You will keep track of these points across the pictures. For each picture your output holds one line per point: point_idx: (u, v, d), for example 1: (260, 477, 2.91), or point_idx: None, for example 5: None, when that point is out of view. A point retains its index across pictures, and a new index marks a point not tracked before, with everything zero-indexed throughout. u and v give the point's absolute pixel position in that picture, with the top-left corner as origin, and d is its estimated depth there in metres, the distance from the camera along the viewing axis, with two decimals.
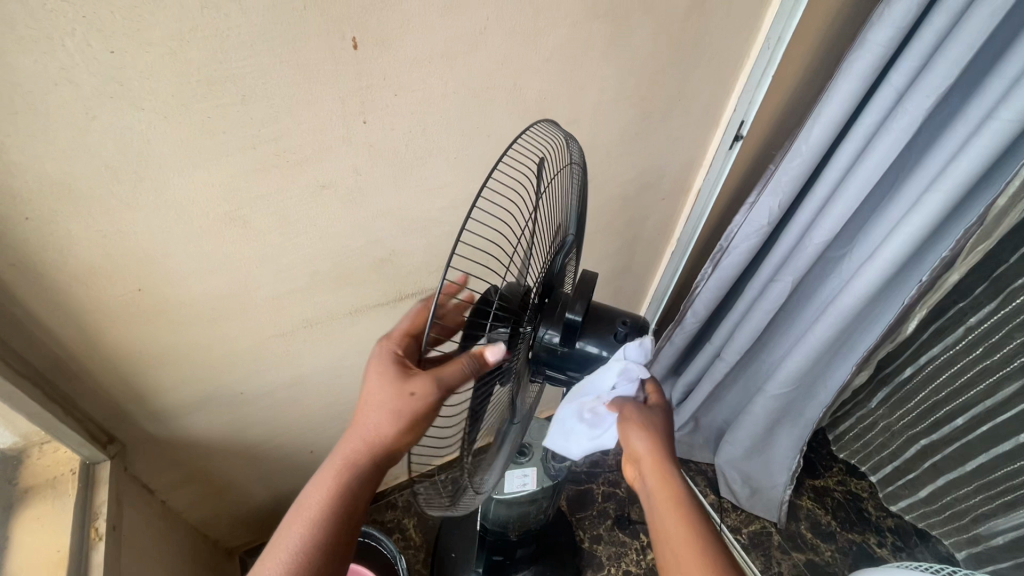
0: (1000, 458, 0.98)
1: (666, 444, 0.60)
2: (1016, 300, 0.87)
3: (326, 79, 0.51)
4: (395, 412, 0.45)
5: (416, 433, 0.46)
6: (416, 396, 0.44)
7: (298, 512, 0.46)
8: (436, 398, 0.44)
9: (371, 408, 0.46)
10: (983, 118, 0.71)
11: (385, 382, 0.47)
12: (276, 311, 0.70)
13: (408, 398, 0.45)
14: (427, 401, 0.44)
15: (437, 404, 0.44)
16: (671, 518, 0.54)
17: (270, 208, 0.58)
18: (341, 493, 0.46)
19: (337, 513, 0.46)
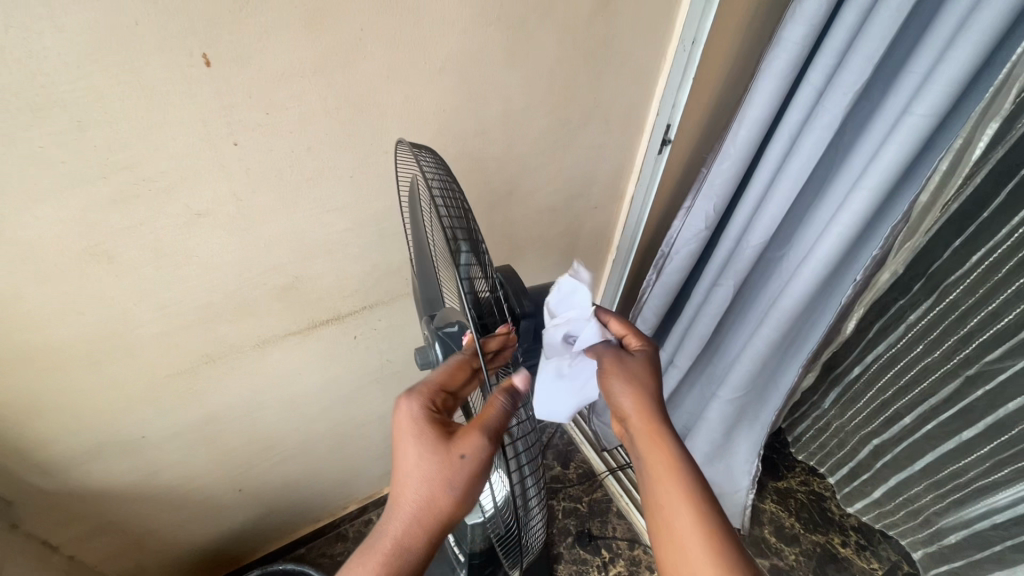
0: (945, 455, 0.98)
1: (651, 389, 0.57)
2: (949, 297, 0.86)
3: (182, 100, 0.47)
4: (450, 479, 0.47)
5: (467, 497, 0.48)
6: (466, 455, 0.46)
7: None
8: (484, 455, 0.46)
9: (421, 475, 0.48)
10: (900, 114, 0.70)
11: (428, 444, 0.48)
12: (169, 349, 0.65)
13: (459, 464, 0.47)
14: (480, 465, 0.47)
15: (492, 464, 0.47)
16: (663, 470, 0.52)
17: (139, 240, 0.53)
18: (398, 561, 0.47)
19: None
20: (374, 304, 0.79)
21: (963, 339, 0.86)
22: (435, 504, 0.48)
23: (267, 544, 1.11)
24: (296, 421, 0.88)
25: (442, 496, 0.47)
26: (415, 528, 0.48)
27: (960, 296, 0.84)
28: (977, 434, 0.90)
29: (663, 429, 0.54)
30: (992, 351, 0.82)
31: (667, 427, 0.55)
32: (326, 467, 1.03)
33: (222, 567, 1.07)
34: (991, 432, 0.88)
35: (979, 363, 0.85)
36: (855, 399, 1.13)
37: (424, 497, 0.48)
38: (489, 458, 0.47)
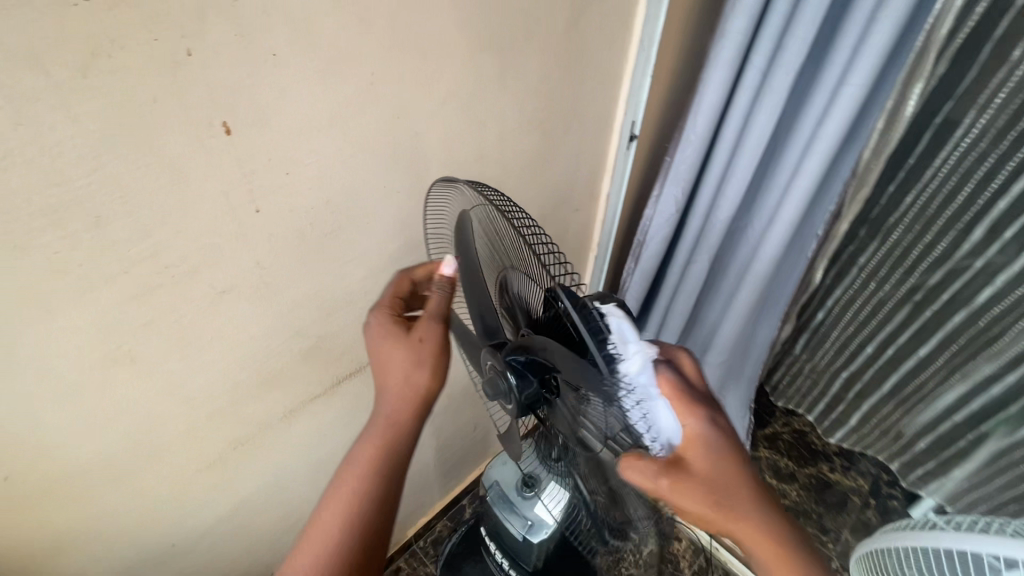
0: (906, 374, 1.09)
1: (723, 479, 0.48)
2: (893, 235, 0.98)
3: (203, 175, 0.43)
4: (416, 361, 0.53)
5: (436, 375, 0.54)
6: (425, 338, 0.54)
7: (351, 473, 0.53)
8: (439, 333, 0.54)
9: (390, 366, 0.54)
10: (837, 84, 0.79)
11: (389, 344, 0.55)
12: (197, 443, 0.59)
13: (419, 347, 0.54)
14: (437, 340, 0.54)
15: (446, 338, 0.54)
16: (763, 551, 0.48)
17: (162, 333, 0.49)
18: (387, 446, 0.53)
19: (392, 462, 0.53)
20: None
21: (909, 269, 0.98)
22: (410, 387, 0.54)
23: None
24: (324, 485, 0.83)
25: (415, 377, 0.54)
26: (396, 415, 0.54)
27: (902, 234, 0.96)
28: (932, 349, 1.01)
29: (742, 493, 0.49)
30: (933, 274, 0.94)
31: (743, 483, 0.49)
32: None
33: None
34: (942, 345, 0.99)
35: (926, 287, 0.97)
36: (820, 342, 1.23)
37: (395, 383, 0.54)
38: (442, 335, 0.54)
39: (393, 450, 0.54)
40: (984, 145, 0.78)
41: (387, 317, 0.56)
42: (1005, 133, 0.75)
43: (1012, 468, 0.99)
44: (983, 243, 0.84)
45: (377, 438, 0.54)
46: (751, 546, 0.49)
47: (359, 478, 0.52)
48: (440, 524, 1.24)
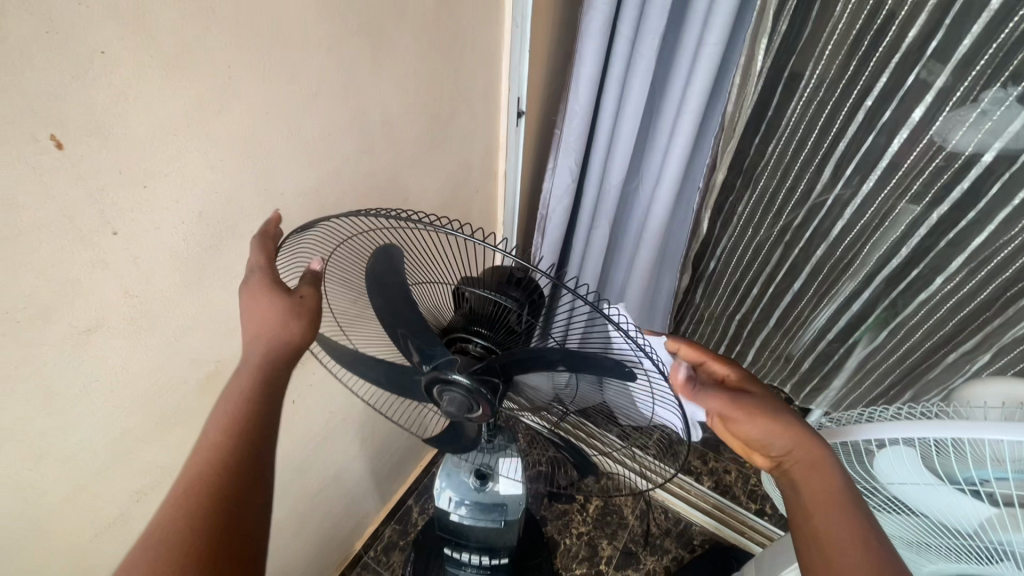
0: (787, 306, 1.22)
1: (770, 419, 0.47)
2: (757, 183, 1.07)
3: (36, 198, 0.37)
4: (286, 316, 0.48)
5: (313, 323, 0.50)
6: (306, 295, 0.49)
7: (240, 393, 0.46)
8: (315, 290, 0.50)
9: (261, 308, 0.47)
10: (697, 46, 0.85)
11: (255, 302, 0.47)
12: (89, 504, 0.52)
13: (299, 303, 0.49)
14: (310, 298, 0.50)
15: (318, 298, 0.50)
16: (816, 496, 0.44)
17: (16, 388, 0.42)
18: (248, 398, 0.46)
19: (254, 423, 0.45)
20: (307, 359, 0.72)
21: (778, 213, 1.09)
22: (282, 337, 0.47)
23: None
24: None
25: (289, 328, 0.48)
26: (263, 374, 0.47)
27: (766, 181, 1.06)
28: (804, 282, 1.15)
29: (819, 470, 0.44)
30: (798, 216, 1.06)
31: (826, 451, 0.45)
32: (290, 552, 0.93)
33: None
34: (811, 275, 1.13)
35: (793, 228, 1.09)
36: (715, 289, 1.33)
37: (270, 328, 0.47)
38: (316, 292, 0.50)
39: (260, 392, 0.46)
40: (823, 93, 0.89)
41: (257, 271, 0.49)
42: (837, 82, 0.87)
43: (875, 367, 1.17)
44: (831, 181, 0.98)
45: (235, 399, 0.46)
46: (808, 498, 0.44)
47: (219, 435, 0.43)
48: (389, 530, 1.21)
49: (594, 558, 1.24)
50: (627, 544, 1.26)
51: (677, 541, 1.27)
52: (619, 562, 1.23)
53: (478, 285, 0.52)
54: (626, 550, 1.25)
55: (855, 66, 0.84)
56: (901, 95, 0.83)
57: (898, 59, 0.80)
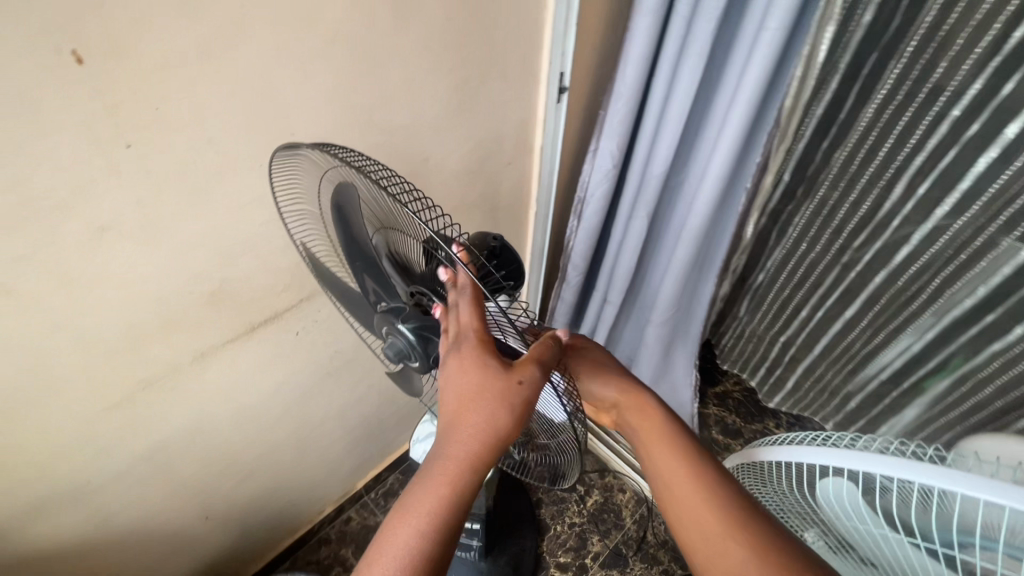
0: (837, 335, 1.10)
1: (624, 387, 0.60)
2: (816, 194, 0.99)
3: (58, 104, 0.43)
4: (508, 406, 0.44)
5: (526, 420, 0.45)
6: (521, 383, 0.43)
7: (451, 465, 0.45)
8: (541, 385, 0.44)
9: (476, 396, 0.44)
10: (757, 31, 0.78)
11: (479, 376, 0.44)
12: (99, 382, 0.61)
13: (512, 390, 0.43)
14: (535, 397, 0.44)
15: (543, 395, 0.45)
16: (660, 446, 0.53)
17: (37, 268, 0.49)
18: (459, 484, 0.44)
19: (454, 517, 0.44)
20: (313, 295, 0.78)
21: (837, 229, 0.99)
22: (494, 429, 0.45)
23: (248, 566, 1.09)
24: (250, 432, 0.86)
25: (500, 421, 0.44)
26: (468, 471, 0.45)
27: (825, 192, 0.97)
28: (858, 310, 1.03)
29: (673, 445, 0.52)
30: (859, 236, 0.96)
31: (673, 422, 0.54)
32: (291, 473, 1.02)
33: None
34: (867, 304, 1.01)
35: (852, 249, 0.98)
36: (760, 304, 1.24)
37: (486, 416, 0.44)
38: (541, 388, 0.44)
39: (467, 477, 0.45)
40: (901, 99, 0.79)
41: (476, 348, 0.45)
42: (918, 88, 0.76)
43: (933, 420, 1.03)
44: (901, 201, 0.86)
45: (443, 489, 0.44)
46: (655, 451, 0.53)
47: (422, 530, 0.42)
48: (392, 477, 1.28)
49: (581, 550, 1.22)
50: (618, 545, 1.23)
51: (671, 554, 1.22)
52: (606, 560, 1.20)
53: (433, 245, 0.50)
54: (616, 551, 1.22)
55: (940, 72, 0.72)
56: (994, 108, 0.69)
57: (997, 64, 0.67)
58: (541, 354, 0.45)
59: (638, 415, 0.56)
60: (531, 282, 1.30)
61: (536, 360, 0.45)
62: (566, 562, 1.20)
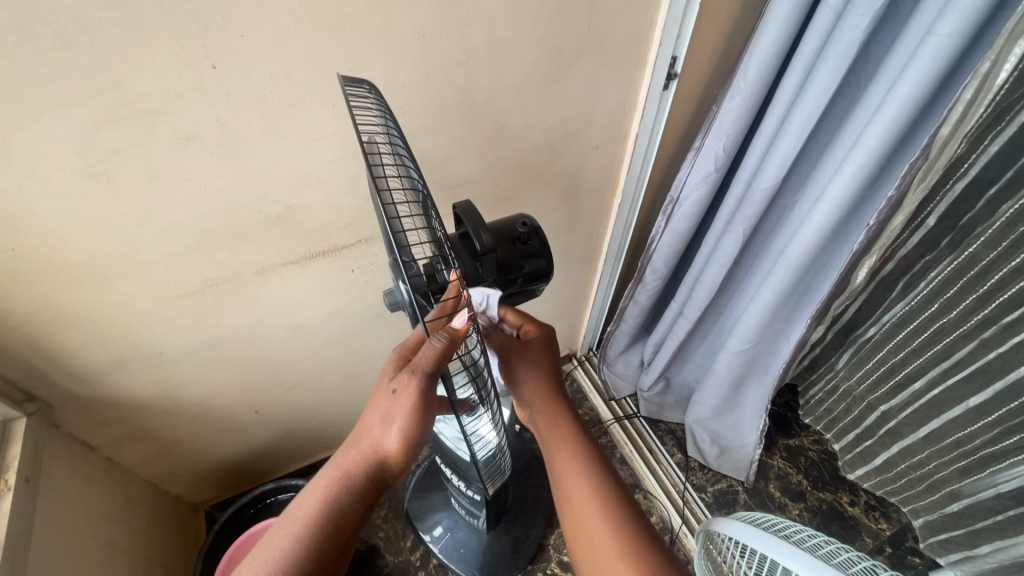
0: (951, 423, 0.89)
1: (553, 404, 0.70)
2: (969, 251, 0.78)
3: (156, 20, 0.49)
4: (386, 412, 0.55)
5: (400, 428, 0.54)
6: (398, 389, 0.53)
7: (344, 466, 0.58)
8: (410, 390, 0.52)
9: (370, 406, 0.57)
10: (924, 34, 0.63)
11: (382, 385, 0.57)
12: (175, 271, 0.70)
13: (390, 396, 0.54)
14: (405, 403, 0.53)
15: (410, 399, 0.52)
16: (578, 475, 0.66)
17: (131, 162, 0.57)
18: (347, 480, 0.57)
19: (338, 505, 0.56)
20: (371, 239, 0.81)
21: (981, 297, 0.78)
22: (374, 442, 0.57)
23: (288, 464, 1.22)
24: (300, 349, 0.94)
25: (381, 434, 0.56)
26: (347, 475, 0.57)
27: (981, 249, 0.76)
28: (987, 402, 0.82)
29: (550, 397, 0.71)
30: (1011, 311, 0.73)
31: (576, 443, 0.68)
32: (334, 396, 1.10)
33: (247, 481, 1.19)
34: (998, 398, 0.80)
35: (998, 325, 0.76)
36: (864, 361, 1.06)
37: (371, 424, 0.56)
38: (418, 389, 0.52)
39: (354, 477, 0.57)
40: None
41: (393, 363, 0.59)
42: None
43: None
44: None
45: (322, 492, 0.57)
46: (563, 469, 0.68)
47: (303, 520, 0.56)
48: None
49: None
50: None
51: None
52: None
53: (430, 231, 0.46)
54: None
55: None
56: None
57: None
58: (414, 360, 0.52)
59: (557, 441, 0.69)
60: (604, 276, 1.24)
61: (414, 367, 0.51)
62: (568, 563, 1.18)
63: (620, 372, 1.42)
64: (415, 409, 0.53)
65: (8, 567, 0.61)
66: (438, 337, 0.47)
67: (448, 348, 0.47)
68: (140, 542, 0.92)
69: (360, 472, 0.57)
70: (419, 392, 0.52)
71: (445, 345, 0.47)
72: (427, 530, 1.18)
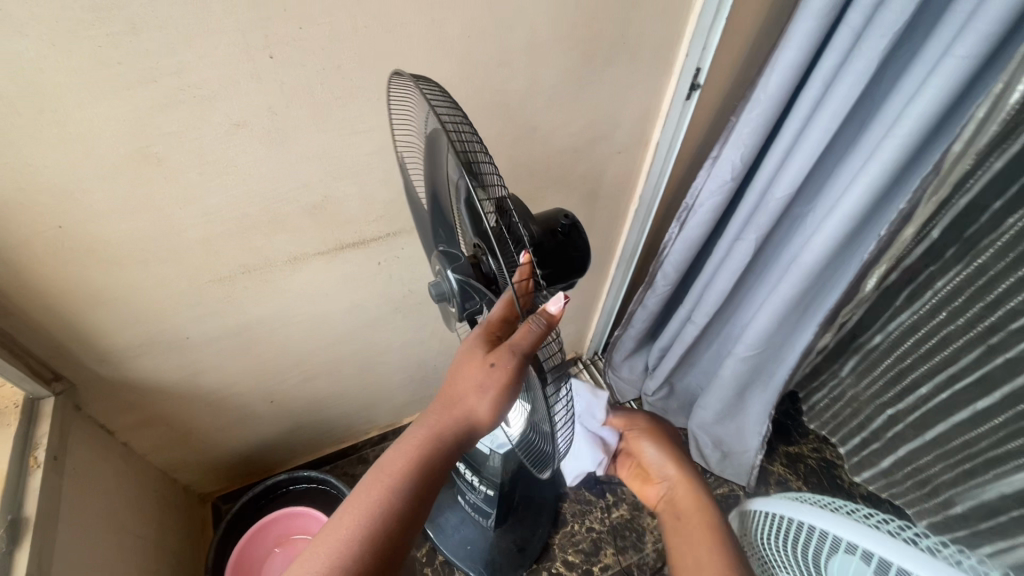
0: (957, 426, 0.92)
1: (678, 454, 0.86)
2: (978, 261, 0.82)
3: (223, 8, 0.51)
4: (484, 385, 0.52)
5: (496, 402, 0.52)
6: (495, 366, 0.50)
7: (436, 423, 0.56)
8: (512, 372, 0.49)
9: (465, 374, 0.54)
10: (941, 55, 0.66)
11: (474, 352, 0.53)
12: (210, 255, 0.71)
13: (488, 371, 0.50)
14: (505, 379, 0.50)
15: (513, 378, 0.49)
16: (689, 504, 0.77)
17: (182, 146, 0.58)
18: (441, 437, 0.56)
19: (427, 461, 0.55)
20: (399, 232, 0.83)
21: (990, 305, 0.81)
22: (467, 405, 0.55)
23: (295, 457, 1.22)
24: (320, 339, 0.95)
25: (474, 401, 0.54)
26: (440, 435, 0.56)
27: (989, 260, 0.80)
28: (993, 406, 0.85)
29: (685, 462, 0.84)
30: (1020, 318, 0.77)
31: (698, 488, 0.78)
32: (347, 389, 1.11)
33: (254, 473, 1.19)
34: (1005, 403, 0.83)
35: (1005, 330, 0.80)
36: (871, 368, 1.08)
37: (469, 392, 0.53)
38: (514, 370, 0.49)
39: (446, 435, 0.56)
40: None
41: (483, 329, 0.54)
42: None
43: None
44: None
45: (415, 446, 0.56)
46: (679, 501, 0.79)
47: (395, 473, 0.54)
48: None
49: (592, 556, 1.20)
50: (630, 565, 1.19)
51: None
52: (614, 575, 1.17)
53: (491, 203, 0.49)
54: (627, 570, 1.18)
55: None
56: None
57: None
58: (515, 338, 0.48)
59: (678, 482, 0.82)
60: (616, 279, 1.27)
61: (510, 346, 0.49)
62: (573, 563, 1.19)
63: (625, 377, 1.44)
64: (511, 385, 0.50)
65: (37, 541, 0.62)
66: (536, 320, 0.48)
67: (545, 332, 0.48)
68: (151, 529, 0.92)
69: (451, 430, 0.56)
70: (518, 372, 0.49)
71: (542, 328, 0.48)
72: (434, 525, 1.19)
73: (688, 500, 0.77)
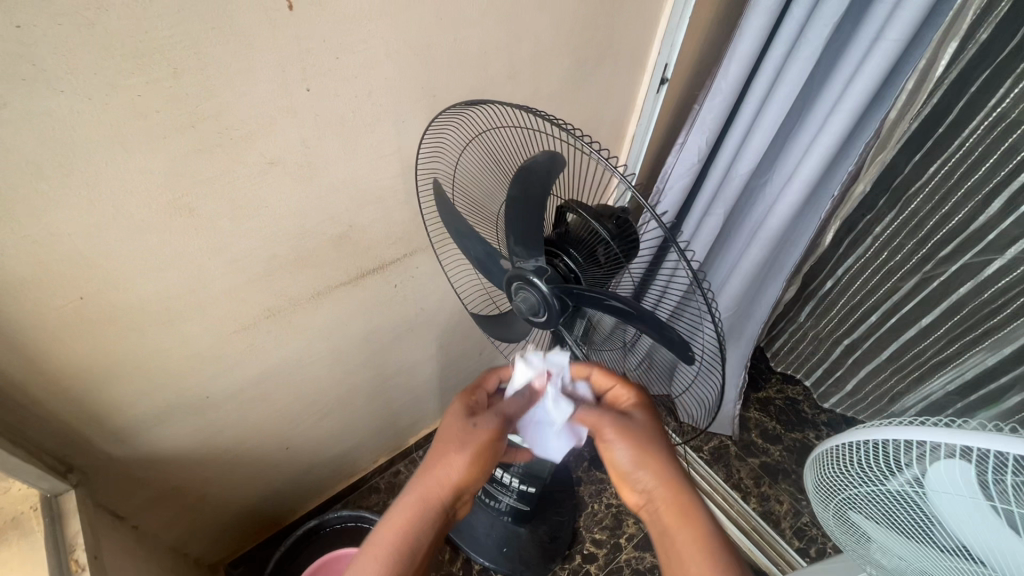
0: (906, 343, 1.11)
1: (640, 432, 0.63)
2: (910, 207, 0.98)
3: (265, 44, 0.49)
4: (460, 439, 0.62)
5: (473, 451, 0.62)
6: (479, 424, 0.63)
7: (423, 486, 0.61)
8: (491, 427, 0.64)
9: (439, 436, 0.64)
10: (874, 38, 0.79)
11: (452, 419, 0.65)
12: (236, 304, 0.66)
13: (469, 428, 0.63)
14: (487, 433, 0.63)
15: (491, 432, 0.63)
16: (675, 510, 0.59)
17: (216, 193, 0.55)
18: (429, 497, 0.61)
19: (418, 521, 0.59)
20: (415, 252, 0.82)
21: (923, 240, 0.99)
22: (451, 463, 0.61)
23: (306, 501, 1.16)
24: (337, 373, 0.91)
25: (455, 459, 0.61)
26: (428, 497, 0.61)
27: (921, 205, 0.97)
28: (936, 319, 1.04)
29: (665, 464, 0.61)
30: (946, 246, 0.96)
31: (699, 511, 0.58)
32: (359, 420, 1.08)
33: (265, 528, 1.11)
34: (947, 314, 1.01)
35: (936, 259, 0.99)
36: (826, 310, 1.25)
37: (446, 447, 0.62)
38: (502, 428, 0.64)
39: (432, 493, 0.61)
40: (1003, 128, 0.81)
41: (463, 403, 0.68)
42: (1008, 114, 0.79)
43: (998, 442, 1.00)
44: (998, 216, 0.87)
45: (408, 512, 0.60)
46: (658, 499, 0.60)
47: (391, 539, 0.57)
48: None
49: (616, 530, 1.27)
50: None
51: None
52: (640, 542, 1.25)
53: (585, 206, 0.58)
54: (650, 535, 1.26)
55: None
56: None
57: None
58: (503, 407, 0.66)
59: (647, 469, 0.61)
60: None
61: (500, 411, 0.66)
62: (601, 540, 1.25)
63: None
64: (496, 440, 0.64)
65: None
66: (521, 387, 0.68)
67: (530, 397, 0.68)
68: None
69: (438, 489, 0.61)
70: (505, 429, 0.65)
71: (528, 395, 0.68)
72: (465, 535, 1.19)
73: (669, 501, 0.60)
